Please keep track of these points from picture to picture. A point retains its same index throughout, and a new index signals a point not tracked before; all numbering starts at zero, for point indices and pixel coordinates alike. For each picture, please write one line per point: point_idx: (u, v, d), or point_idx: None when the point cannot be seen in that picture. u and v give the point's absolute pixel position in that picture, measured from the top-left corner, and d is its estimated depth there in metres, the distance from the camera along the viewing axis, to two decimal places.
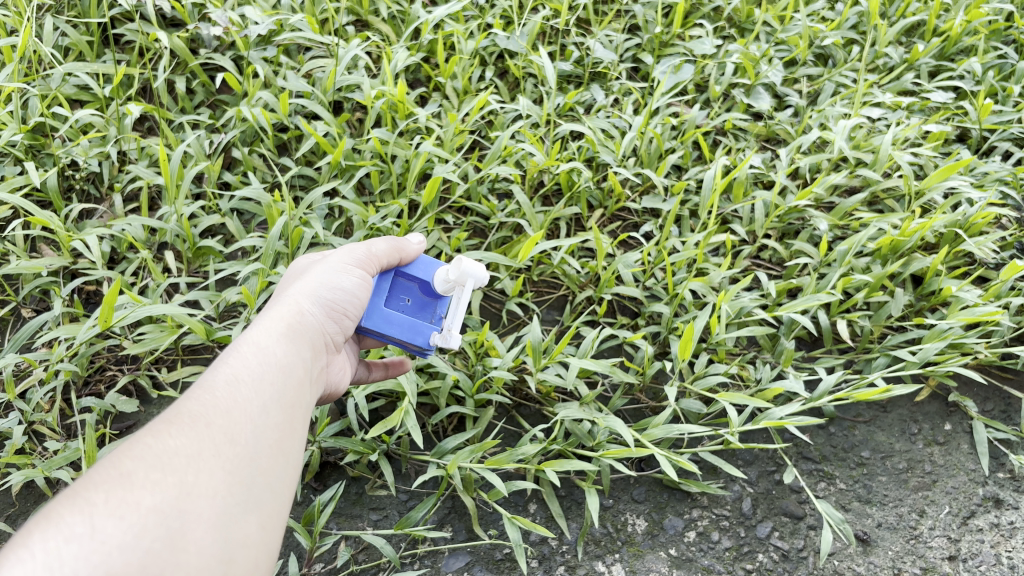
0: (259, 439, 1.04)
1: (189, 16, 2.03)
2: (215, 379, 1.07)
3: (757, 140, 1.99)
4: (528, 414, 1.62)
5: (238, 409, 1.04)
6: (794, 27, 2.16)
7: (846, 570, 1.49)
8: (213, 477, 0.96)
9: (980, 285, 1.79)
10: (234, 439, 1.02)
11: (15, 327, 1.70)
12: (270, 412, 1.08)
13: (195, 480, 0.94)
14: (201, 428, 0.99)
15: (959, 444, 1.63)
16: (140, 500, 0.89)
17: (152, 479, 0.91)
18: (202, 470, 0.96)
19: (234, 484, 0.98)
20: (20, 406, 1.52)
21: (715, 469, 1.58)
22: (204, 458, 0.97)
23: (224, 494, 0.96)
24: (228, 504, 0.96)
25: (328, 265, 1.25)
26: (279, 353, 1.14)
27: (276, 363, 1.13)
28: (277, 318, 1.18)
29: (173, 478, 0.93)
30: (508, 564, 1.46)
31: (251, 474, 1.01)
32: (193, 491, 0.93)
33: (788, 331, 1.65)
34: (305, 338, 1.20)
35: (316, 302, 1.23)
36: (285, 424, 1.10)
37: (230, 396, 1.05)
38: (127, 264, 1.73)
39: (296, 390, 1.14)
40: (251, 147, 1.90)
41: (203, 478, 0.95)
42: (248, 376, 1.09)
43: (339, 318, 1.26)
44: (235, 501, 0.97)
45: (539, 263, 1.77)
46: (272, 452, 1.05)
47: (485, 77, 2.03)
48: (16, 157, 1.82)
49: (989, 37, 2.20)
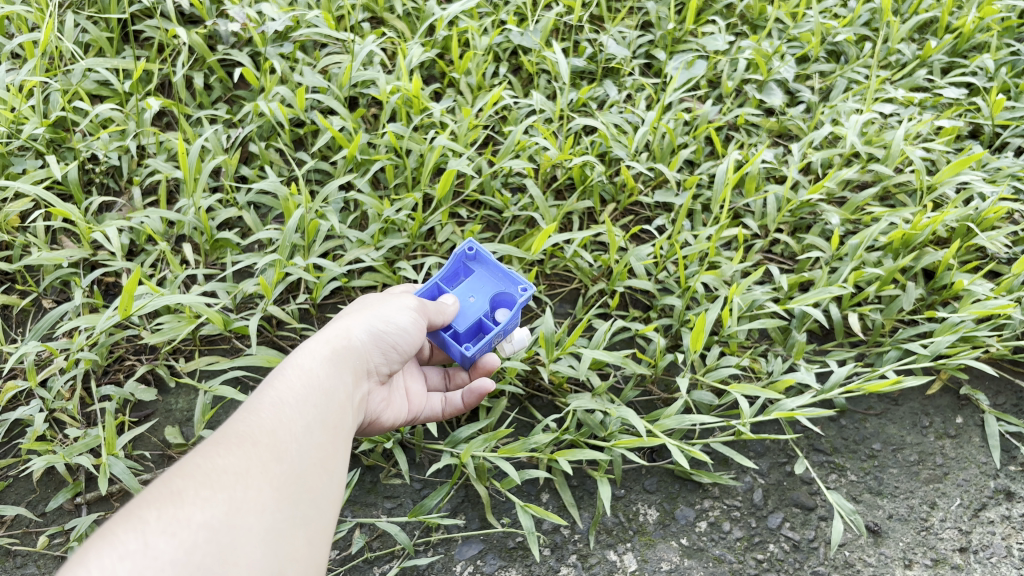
0: (306, 456, 1.12)
1: (207, 13, 2.05)
2: (261, 402, 1.14)
3: (769, 135, 2.01)
4: (540, 405, 1.63)
5: (283, 428, 1.12)
6: (806, 24, 2.17)
7: (857, 561, 1.50)
8: (262, 493, 1.03)
9: (991, 280, 1.80)
10: (280, 456, 1.08)
11: (36, 317, 1.73)
12: (315, 432, 1.15)
13: (245, 497, 1.01)
14: (248, 446, 1.07)
15: (970, 437, 1.63)
16: (191, 517, 0.95)
17: (201, 497, 0.98)
18: (251, 487, 1.02)
19: (281, 500, 1.04)
20: (41, 395, 1.55)
21: (726, 460, 1.59)
22: (252, 476, 1.04)
23: (273, 510, 1.02)
24: (277, 519, 1.02)
25: (388, 303, 1.34)
26: (323, 377, 1.22)
27: (320, 386, 1.21)
28: (326, 344, 1.27)
29: (223, 495, 0.99)
30: (520, 552, 1.48)
31: (299, 491, 1.07)
32: (243, 507, 1.00)
33: (800, 325, 1.67)
34: (349, 366, 1.28)
35: (365, 336, 1.31)
36: (330, 443, 1.17)
37: (277, 417, 1.12)
38: (145, 255, 1.76)
39: (337, 412, 1.21)
40: (268, 142, 1.93)
41: (251, 494, 1.02)
42: (293, 398, 1.16)
43: (385, 354, 1.34)
44: (283, 515, 1.03)
45: (552, 256, 1.79)
46: (317, 470, 1.12)
47: (499, 73, 2.06)
48: (37, 150, 1.85)
49: (1001, 34, 2.20)
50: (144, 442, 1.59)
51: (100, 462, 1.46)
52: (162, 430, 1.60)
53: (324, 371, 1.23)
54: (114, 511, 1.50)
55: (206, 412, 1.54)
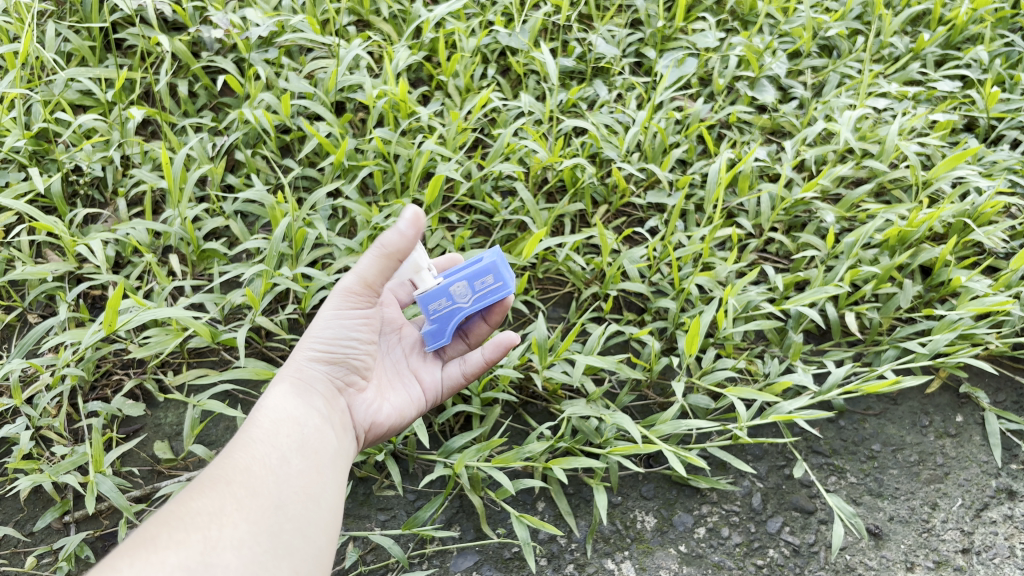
0: (284, 487, 1.15)
1: (190, 20, 2.03)
2: (233, 444, 1.17)
3: (762, 132, 1.99)
4: (535, 412, 1.61)
5: (257, 465, 1.15)
6: (798, 19, 2.14)
7: (858, 565, 1.48)
8: (239, 528, 1.06)
9: (989, 275, 1.78)
10: (256, 491, 1.12)
11: (22, 333, 1.70)
12: (290, 461, 1.18)
13: (221, 534, 1.04)
14: (222, 486, 1.10)
15: (971, 435, 1.61)
16: (165, 560, 0.98)
17: (174, 540, 1.00)
18: (226, 525, 1.05)
19: (260, 533, 1.07)
20: (26, 412, 1.52)
21: (724, 464, 1.57)
22: (227, 513, 1.07)
23: (251, 543, 1.06)
24: (255, 552, 1.05)
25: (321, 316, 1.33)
26: (290, 408, 1.24)
27: (291, 418, 1.23)
28: (285, 379, 1.29)
29: (197, 534, 1.02)
30: (517, 563, 1.46)
31: (280, 522, 1.10)
32: (218, 545, 1.03)
33: (797, 325, 1.65)
34: (314, 391, 1.29)
35: (316, 358, 1.32)
36: (310, 470, 1.20)
37: (249, 455, 1.16)
38: (132, 267, 1.73)
39: (316, 439, 1.24)
40: (254, 149, 1.90)
41: (226, 532, 1.04)
42: (264, 436, 1.20)
43: (346, 364, 1.35)
44: (263, 548, 1.06)
45: (544, 260, 1.77)
46: (297, 499, 1.15)
47: (487, 75, 2.03)
48: (20, 163, 1.82)
49: (995, 25, 2.18)
50: (133, 458, 1.56)
51: (88, 480, 1.43)
52: (151, 445, 1.57)
53: (290, 401, 1.26)
54: (103, 529, 1.47)
55: (195, 426, 1.51)
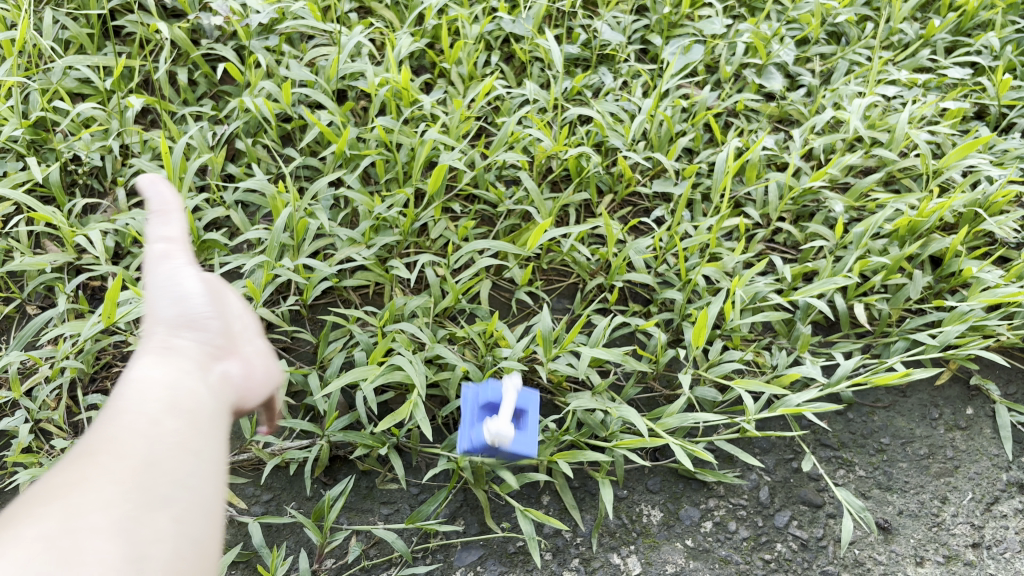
0: (203, 372, 0.89)
1: (189, 7, 2.00)
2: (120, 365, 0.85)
3: (770, 121, 1.96)
4: (539, 404, 1.58)
5: (156, 371, 0.85)
6: (806, 5, 2.11)
7: (867, 559, 1.46)
8: (149, 419, 0.79)
9: (1001, 266, 1.76)
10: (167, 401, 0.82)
11: (21, 325, 1.68)
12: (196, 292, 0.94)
13: (137, 435, 0.78)
14: (112, 413, 0.79)
15: (981, 428, 1.59)
16: (82, 486, 0.71)
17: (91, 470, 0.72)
18: (135, 426, 0.78)
19: (186, 421, 0.82)
20: (25, 405, 1.51)
21: (731, 457, 1.55)
22: (131, 430, 0.77)
23: (167, 420, 0.80)
24: (189, 419, 0.82)
25: None
26: (183, 290, 0.94)
27: (181, 299, 0.93)
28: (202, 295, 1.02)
29: (109, 452, 0.75)
30: (521, 557, 1.44)
31: (189, 405, 0.83)
32: (142, 454, 0.76)
33: (805, 316, 1.62)
34: (220, 290, 1.00)
35: None
36: (220, 312, 0.96)
37: (154, 355, 0.87)
38: (132, 258, 1.71)
39: (225, 313, 0.98)
40: (255, 138, 1.88)
41: (135, 437, 0.77)
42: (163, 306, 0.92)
43: None
44: (196, 450, 0.80)
45: (549, 250, 1.74)
46: (222, 385, 0.91)
47: (490, 62, 2.01)
48: (18, 152, 1.80)
49: (1006, 11, 2.14)
50: None
51: None
52: None
53: (163, 277, 0.94)
54: None
55: None
